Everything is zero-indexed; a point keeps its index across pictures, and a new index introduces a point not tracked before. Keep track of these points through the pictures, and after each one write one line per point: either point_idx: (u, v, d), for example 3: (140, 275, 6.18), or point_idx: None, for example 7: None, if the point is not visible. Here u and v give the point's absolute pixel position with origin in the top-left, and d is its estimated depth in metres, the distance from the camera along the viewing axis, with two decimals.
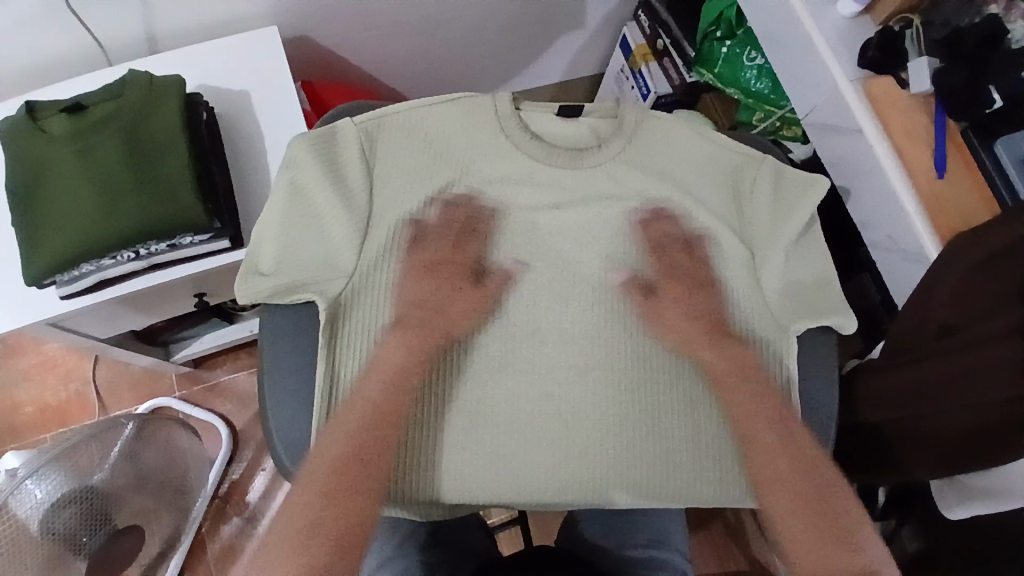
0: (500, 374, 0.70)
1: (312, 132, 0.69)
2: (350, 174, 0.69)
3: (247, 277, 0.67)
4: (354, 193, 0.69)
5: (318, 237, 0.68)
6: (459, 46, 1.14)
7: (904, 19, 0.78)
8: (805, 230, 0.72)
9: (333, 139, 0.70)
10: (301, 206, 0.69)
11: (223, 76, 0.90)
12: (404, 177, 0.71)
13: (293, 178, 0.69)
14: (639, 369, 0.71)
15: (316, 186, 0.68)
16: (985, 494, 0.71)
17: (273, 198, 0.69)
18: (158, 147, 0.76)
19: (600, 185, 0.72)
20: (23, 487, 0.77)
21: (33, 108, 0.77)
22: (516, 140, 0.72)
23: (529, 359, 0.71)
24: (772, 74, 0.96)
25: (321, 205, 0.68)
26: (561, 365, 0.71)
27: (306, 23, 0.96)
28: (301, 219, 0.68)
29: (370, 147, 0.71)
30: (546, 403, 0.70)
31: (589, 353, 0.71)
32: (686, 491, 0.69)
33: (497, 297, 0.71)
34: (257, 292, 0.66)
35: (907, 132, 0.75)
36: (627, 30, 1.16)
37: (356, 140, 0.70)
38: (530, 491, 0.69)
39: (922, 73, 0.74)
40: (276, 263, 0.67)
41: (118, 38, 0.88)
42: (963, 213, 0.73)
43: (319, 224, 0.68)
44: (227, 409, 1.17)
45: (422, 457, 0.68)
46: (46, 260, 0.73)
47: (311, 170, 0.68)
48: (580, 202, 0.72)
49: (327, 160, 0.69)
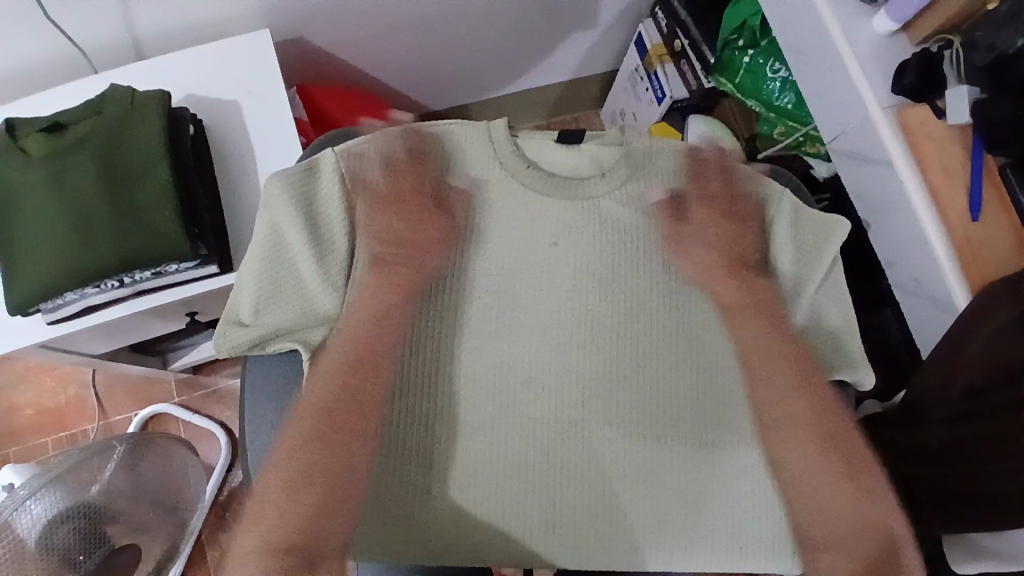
0: (496, 427, 0.67)
1: (286, 172, 0.66)
2: (332, 213, 0.67)
3: (225, 328, 0.66)
4: (334, 234, 0.67)
5: (301, 279, 0.66)
6: (463, 43, 1.07)
7: (943, 39, 0.70)
8: (827, 279, 0.68)
9: (311, 176, 0.67)
10: (280, 247, 0.66)
11: (210, 84, 0.85)
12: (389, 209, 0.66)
13: (274, 219, 0.66)
14: (644, 425, 0.67)
15: (293, 228, 0.65)
16: (995, 555, 0.68)
17: (254, 240, 0.67)
18: (138, 170, 0.73)
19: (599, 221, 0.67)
20: (24, 506, 0.79)
21: (13, 127, 0.73)
22: (509, 170, 0.67)
23: (527, 415, 0.67)
24: (796, 88, 0.89)
25: (300, 247, 0.65)
26: (555, 420, 0.67)
27: (296, 26, 0.91)
28: (280, 263, 0.66)
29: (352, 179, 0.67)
30: (539, 459, 0.66)
31: (586, 407, 0.67)
32: (698, 555, 0.67)
33: (490, 341, 0.67)
34: (237, 343, 0.66)
35: (943, 169, 0.69)
36: (642, 27, 1.09)
37: (338, 175, 0.66)
38: (520, 548, 0.67)
39: (961, 103, 0.68)
40: (256, 311, 0.66)
41: (99, 45, 0.83)
42: (996, 261, 0.67)
43: (300, 267, 0.66)
44: (226, 416, 1.16)
45: (417, 510, 0.67)
46: (28, 289, 0.71)
47: (291, 212, 0.65)
48: (579, 240, 0.67)
49: (303, 200, 0.66)
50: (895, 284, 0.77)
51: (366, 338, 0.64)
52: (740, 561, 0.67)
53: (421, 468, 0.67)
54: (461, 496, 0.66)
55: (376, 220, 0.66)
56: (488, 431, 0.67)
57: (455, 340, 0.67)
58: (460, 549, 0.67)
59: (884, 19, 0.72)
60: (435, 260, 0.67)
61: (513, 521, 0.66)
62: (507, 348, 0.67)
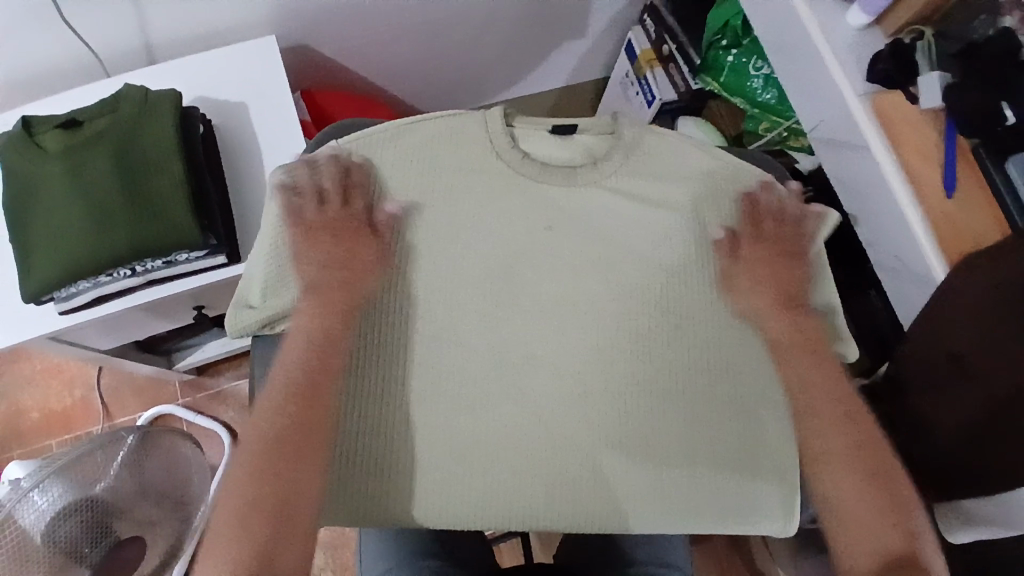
0: (417, 417, 0.68)
1: (289, 163, 0.68)
2: (334, 200, 0.69)
3: (235, 311, 0.68)
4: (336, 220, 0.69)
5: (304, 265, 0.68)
6: (460, 49, 1.12)
7: (915, 30, 0.75)
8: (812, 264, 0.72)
9: (312, 167, 0.69)
10: (284, 234, 0.69)
11: (220, 87, 0.89)
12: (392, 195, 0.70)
13: (280, 210, 0.69)
14: (630, 396, 0.69)
15: (296, 217, 0.68)
16: (991, 520, 0.70)
17: (262, 231, 0.70)
18: (151, 162, 0.76)
19: (598, 203, 0.71)
20: (27, 498, 0.79)
21: (30, 123, 0.77)
22: (508, 160, 0.71)
23: (526, 387, 0.69)
24: (778, 84, 0.93)
25: (303, 236, 0.68)
26: (552, 390, 0.69)
27: (301, 33, 0.96)
28: (286, 249, 0.68)
29: (354, 168, 0.69)
30: (539, 429, 0.68)
31: (582, 376, 0.69)
32: (697, 520, 0.69)
33: (493, 321, 0.70)
34: (245, 323, 0.68)
35: (920, 150, 0.73)
36: (631, 35, 1.15)
37: (340, 164, 0.69)
38: (521, 519, 0.68)
39: (933, 88, 0.71)
40: (265, 296, 0.68)
41: (114, 49, 0.87)
42: (976, 236, 0.70)
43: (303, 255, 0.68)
44: (230, 417, 1.18)
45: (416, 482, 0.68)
46: (42, 277, 0.73)
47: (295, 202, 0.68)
48: (573, 226, 0.71)
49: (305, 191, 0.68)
50: (879, 264, 0.80)
51: (305, 366, 0.64)
52: (736, 523, 0.69)
53: (354, 454, 0.67)
54: (426, 476, 0.68)
55: (313, 247, 0.68)
56: (410, 417, 0.68)
57: (455, 317, 0.69)
58: (460, 521, 0.68)
59: (857, 12, 0.76)
60: (363, 284, 0.68)
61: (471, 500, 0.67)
62: (502, 328, 0.69)
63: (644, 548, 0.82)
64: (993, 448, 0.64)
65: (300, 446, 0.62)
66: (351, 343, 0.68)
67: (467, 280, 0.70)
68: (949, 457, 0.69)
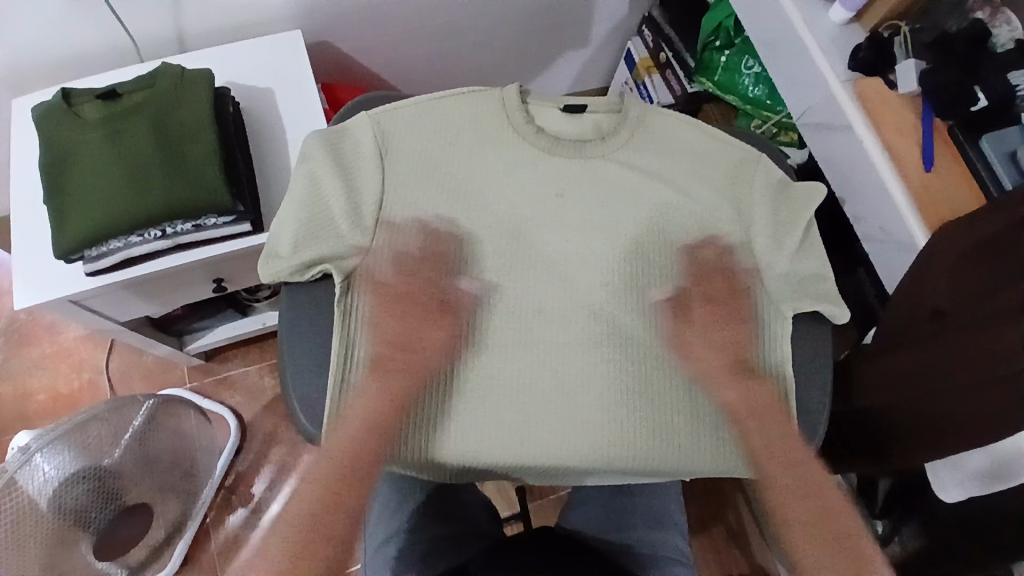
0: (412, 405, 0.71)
1: (326, 129, 0.75)
2: (364, 166, 0.74)
3: (268, 260, 0.71)
4: (364, 182, 0.74)
5: (333, 220, 0.72)
6: (470, 52, 1.20)
7: (892, 26, 0.84)
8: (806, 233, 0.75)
9: (345, 135, 0.76)
10: (316, 193, 0.73)
11: (249, 73, 0.95)
12: (415, 163, 0.75)
13: (311, 170, 0.74)
14: (662, 364, 0.73)
15: (329, 175, 0.73)
16: (982, 478, 0.71)
17: (293, 188, 0.74)
18: (186, 132, 0.81)
19: (606, 174, 0.76)
20: (32, 462, 0.78)
21: (70, 95, 0.82)
22: (522, 132, 0.76)
23: (536, 335, 0.73)
24: (768, 80, 1.03)
25: (334, 193, 0.72)
26: (563, 337, 0.73)
27: (323, 28, 1.02)
28: (316, 206, 0.72)
29: (382, 137, 0.75)
30: (548, 372, 0.72)
31: (590, 327, 0.73)
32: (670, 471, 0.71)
33: (519, 291, 0.73)
34: (279, 272, 0.70)
35: (899, 130, 0.80)
36: (631, 44, 1.24)
37: (370, 133, 0.75)
38: (521, 453, 0.70)
39: (909, 73, 0.79)
40: (295, 245, 0.71)
41: (151, 38, 0.94)
42: (953, 206, 0.76)
43: (333, 211, 0.72)
44: (236, 401, 1.22)
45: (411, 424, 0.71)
46: (75, 234, 0.77)
47: (328, 163, 0.73)
48: (583, 194, 0.75)
49: (338, 155, 0.74)
50: (866, 239, 0.87)
51: (359, 438, 0.69)
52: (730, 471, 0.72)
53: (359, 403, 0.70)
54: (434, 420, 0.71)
55: (385, 317, 0.73)
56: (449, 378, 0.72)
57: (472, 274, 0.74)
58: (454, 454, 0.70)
59: (838, 8, 0.85)
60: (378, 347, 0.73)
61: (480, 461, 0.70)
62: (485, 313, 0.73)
63: (641, 511, 0.84)
64: (971, 395, 0.65)
65: (348, 479, 0.69)
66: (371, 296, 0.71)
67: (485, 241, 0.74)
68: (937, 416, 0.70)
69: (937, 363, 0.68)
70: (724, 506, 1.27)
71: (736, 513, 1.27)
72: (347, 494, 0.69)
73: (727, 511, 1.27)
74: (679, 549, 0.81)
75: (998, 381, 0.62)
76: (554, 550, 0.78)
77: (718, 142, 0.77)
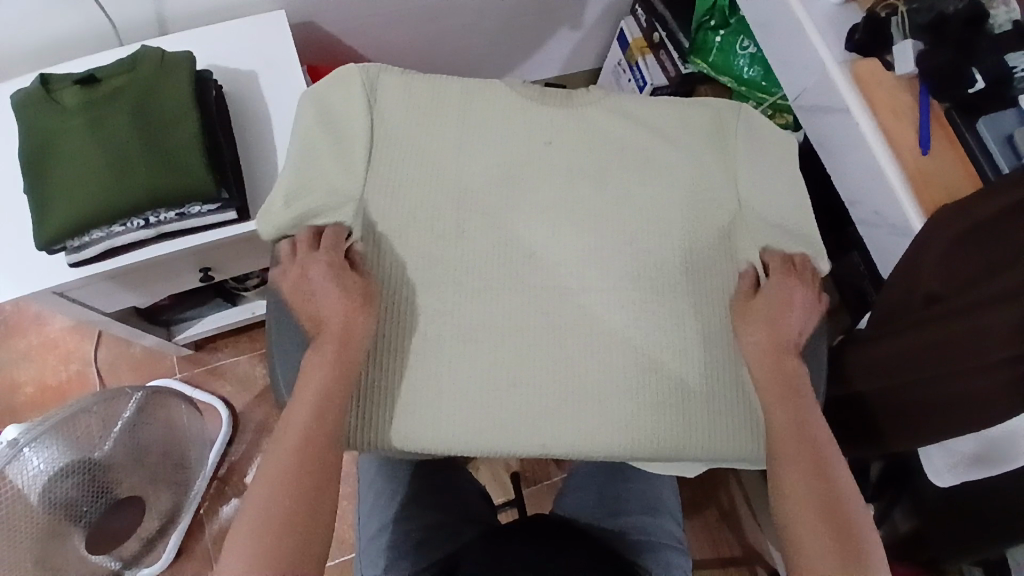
0: (417, 390, 0.66)
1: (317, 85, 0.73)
2: (355, 115, 0.71)
3: (266, 214, 0.69)
4: (355, 131, 0.71)
5: (327, 169, 0.69)
6: (459, 33, 1.17)
7: (890, 6, 0.81)
8: (798, 219, 0.74)
9: (336, 86, 0.72)
10: (310, 144, 0.71)
11: (231, 55, 0.92)
12: (405, 110, 0.72)
13: (303, 126, 0.72)
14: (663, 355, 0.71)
15: (323, 128, 0.71)
16: (976, 461, 0.71)
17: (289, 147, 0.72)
18: (167, 116, 0.79)
19: (601, 127, 0.74)
20: (21, 455, 0.76)
21: (47, 80, 0.80)
22: (509, 85, 0.75)
23: (535, 311, 0.69)
24: (762, 61, 1.02)
25: (327, 145, 0.70)
26: (571, 308, 0.69)
27: (308, 10, 0.99)
28: (309, 157, 0.70)
29: (372, 90, 0.72)
30: (554, 352, 0.68)
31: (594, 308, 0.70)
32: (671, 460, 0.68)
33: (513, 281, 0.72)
34: (276, 224, 0.68)
35: (895, 113, 0.79)
36: (623, 25, 1.22)
37: (359, 84, 0.71)
38: (518, 438, 0.65)
39: (905, 55, 0.78)
40: (291, 196, 0.69)
41: (130, 20, 0.91)
42: (948, 188, 0.75)
43: (326, 161, 0.70)
44: (227, 391, 1.21)
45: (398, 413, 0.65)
46: (56, 225, 0.75)
47: (319, 118, 0.71)
48: (572, 145, 0.73)
49: (328, 110, 0.72)
50: (860, 223, 0.86)
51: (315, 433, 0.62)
52: (709, 461, 0.69)
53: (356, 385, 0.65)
54: (417, 402, 0.65)
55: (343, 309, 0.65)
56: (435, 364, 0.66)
57: (466, 258, 0.69)
58: (445, 440, 0.65)
59: None
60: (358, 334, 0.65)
61: (497, 448, 0.65)
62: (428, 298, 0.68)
63: (635, 496, 0.85)
64: (974, 378, 0.64)
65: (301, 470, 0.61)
66: (368, 229, 0.69)
67: (484, 224, 0.70)
68: (942, 396, 0.68)
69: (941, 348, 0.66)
70: (717, 490, 1.28)
71: (728, 495, 1.28)
72: (307, 493, 0.60)
73: (719, 493, 1.28)
74: (672, 531, 0.82)
75: (999, 362, 0.61)
76: (554, 534, 0.78)
77: (708, 122, 0.76)
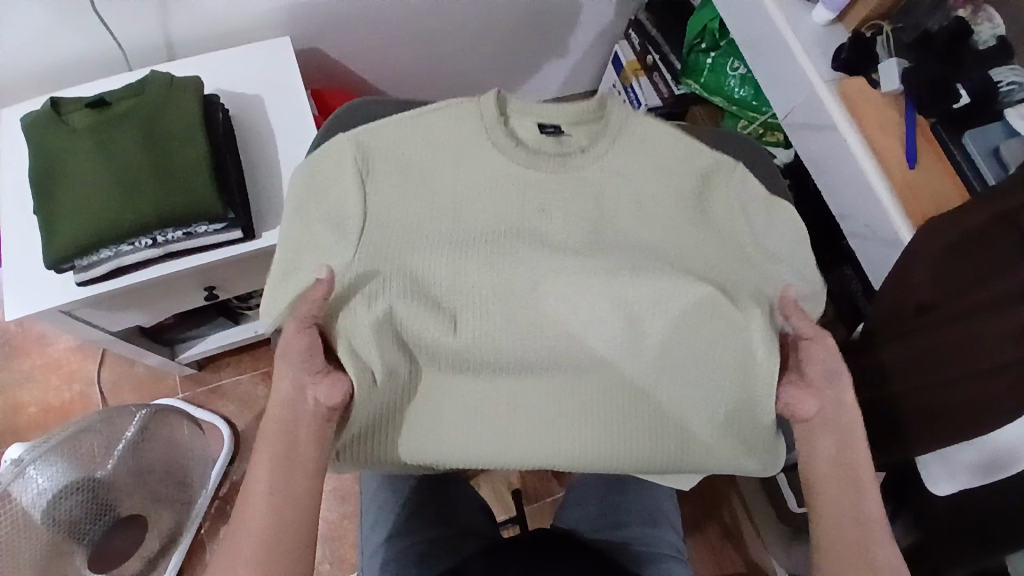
0: (428, 407, 0.69)
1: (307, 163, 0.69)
2: (346, 195, 0.67)
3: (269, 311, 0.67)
4: (346, 214, 0.67)
5: (321, 256, 0.66)
6: (458, 57, 1.20)
7: (875, 26, 0.87)
8: None
9: (325, 162, 0.68)
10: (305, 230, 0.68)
11: (237, 80, 0.94)
12: (398, 187, 0.68)
13: (297, 206, 0.69)
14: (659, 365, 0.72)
15: (316, 211, 0.68)
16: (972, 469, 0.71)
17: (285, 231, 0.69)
18: (174, 139, 0.81)
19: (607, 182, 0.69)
20: (25, 474, 0.77)
21: (58, 104, 0.82)
22: (504, 150, 0.68)
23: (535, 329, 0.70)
24: (752, 81, 1.05)
25: (322, 230, 0.67)
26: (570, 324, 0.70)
27: (312, 36, 1.03)
28: (304, 245, 0.67)
29: (363, 162, 0.68)
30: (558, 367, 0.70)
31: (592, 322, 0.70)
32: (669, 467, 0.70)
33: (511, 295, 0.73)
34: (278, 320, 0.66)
35: (882, 128, 0.81)
36: (617, 48, 1.26)
37: (349, 158, 0.67)
38: (517, 451, 0.68)
39: (892, 72, 0.81)
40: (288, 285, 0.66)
41: (140, 46, 0.94)
42: (936, 200, 0.77)
43: (319, 250, 0.67)
44: (229, 410, 1.21)
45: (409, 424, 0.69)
46: (64, 245, 0.77)
47: (311, 201, 0.68)
48: (575, 209, 0.69)
49: (320, 189, 0.68)
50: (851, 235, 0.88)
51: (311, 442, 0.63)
52: (708, 468, 0.70)
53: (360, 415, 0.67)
54: (424, 413, 0.69)
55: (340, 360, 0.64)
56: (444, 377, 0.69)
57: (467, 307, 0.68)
58: (449, 453, 0.68)
59: (821, 9, 0.88)
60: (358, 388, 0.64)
61: (496, 461, 0.68)
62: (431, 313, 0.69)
63: (636, 509, 0.85)
64: (967, 383, 0.64)
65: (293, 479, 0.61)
66: (362, 317, 0.65)
67: (485, 263, 0.68)
68: (938, 402, 0.69)
69: (942, 353, 0.67)
70: (719, 506, 1.28)
71: (730, 511, 1.27)
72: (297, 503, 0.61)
73: (721, 509, 1.28)
74: (674, 544, 0.83)
75: (990, 369, 0.61)
76: (555, 546, 0.78)
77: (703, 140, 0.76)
